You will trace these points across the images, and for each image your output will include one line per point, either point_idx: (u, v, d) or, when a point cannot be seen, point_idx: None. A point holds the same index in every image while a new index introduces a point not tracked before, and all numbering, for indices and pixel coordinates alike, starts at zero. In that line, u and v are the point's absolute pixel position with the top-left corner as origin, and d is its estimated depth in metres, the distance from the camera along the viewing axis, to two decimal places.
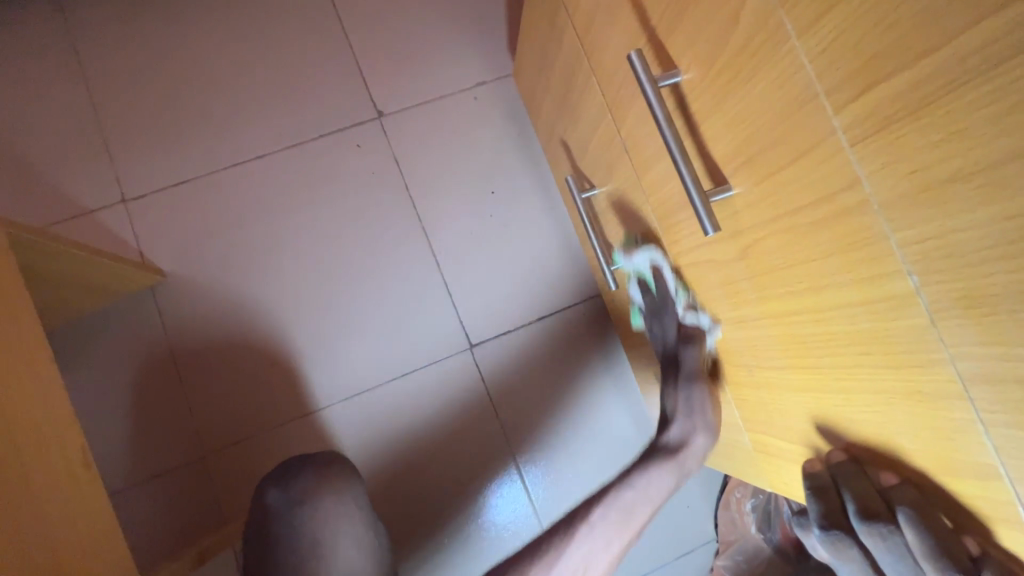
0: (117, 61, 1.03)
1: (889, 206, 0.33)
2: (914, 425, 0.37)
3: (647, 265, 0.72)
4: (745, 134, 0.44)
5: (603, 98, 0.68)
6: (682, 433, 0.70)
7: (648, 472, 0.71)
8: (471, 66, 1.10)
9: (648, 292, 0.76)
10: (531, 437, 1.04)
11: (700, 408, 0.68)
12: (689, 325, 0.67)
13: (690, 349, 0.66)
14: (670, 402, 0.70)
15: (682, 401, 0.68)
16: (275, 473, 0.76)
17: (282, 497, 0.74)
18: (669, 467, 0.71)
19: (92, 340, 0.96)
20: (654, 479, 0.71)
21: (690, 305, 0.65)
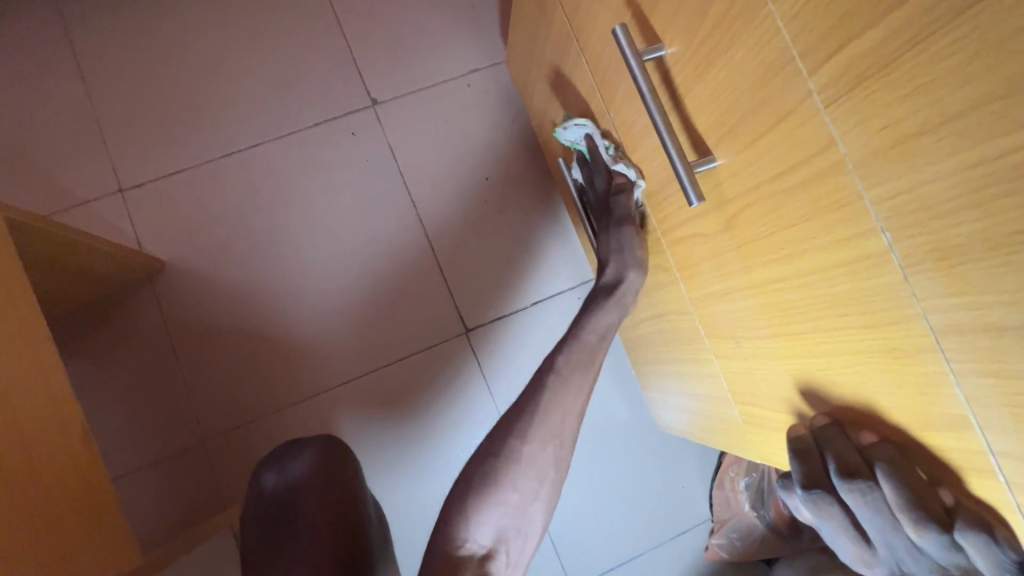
0: (112, 51, 1.04)
1: (863, 166, 0.34)
2: (891, 382, 0.38)
3: (581, 136, 0.75)
4: (727, 103, 0.45)
5: (592, 78, 0.69)
6: (616, 272, 0.74)
7: (594, 311, 0.75)
8: (463, 53, 1.10)
9: (582, 162, 0.78)
10: (505, 377, 1.05)
11: (631, 258, 0.72)
12: (618, 176, 0.71)
13: (620, 197, 0.70)
14: (603, 253, 0.75)
15: (614, 248, 0.72)
16: (273, 453, 0.78)
17: (280, 476, 0.76)
18: (610, 304, 0.75)
19: (91, 327, 0.97)
20: (602, 317, 0.75)
21: (617, 158, 0.69)
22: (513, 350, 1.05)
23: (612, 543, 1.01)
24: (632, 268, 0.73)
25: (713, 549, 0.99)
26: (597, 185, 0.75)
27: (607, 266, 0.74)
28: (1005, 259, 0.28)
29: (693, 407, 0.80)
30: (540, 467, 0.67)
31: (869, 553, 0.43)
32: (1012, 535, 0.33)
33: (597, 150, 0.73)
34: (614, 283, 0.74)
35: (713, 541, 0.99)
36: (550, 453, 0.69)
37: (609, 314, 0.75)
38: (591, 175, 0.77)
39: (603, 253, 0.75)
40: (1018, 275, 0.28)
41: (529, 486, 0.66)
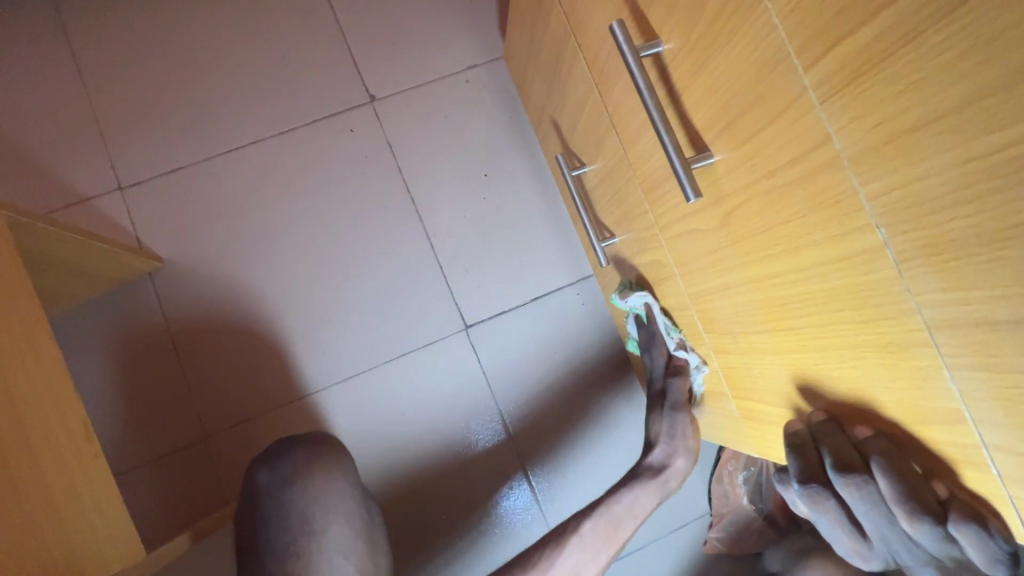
0: (111, 49, 1.04)
1: (857, 160, 0.34)
2: (886, 377, 0.38)
3: (642, 309, 0.80)
4: (724, 99, 0.45)
5: (590, 74, 0.69)
6: (664, 457, 0.79)
7: (634, 490, 0.79)
8: (462, 49, 1.10)
9: (643, 332, 0.83)
10: (545, 461, 1.05)
11: (679, 421, 0.78)
12: (680, 390, 0.76)
13: (680, 377, 0.75)
14: (657, 426, 0.81)
15: (666, 432, 0.79)
16: (265, 452, 0.76)
17: (272, 476, 0.74)
18: (652, 485, 0.79)
19: (91, 325, 0.97)
20: (639, 497, 0.79)
21: (681, 345, 0.73)
22: (554, 439, 1.05)
23: None
24: (682, 457, 0.80)
25: (711, 542, 0.99)
26: (654, 387, 0.81)
27: (652, 443, 0.81)
28: (998, 254, 0.28)
29: None
30: (577, 575, 0.76)
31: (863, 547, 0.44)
32: (1005, 526, 0.33)
33: (652, 317, 0.79)
34: (658, 468, 0.80)
35: (711, 534, 1.00)
36: (588, 562, 0.76)
37: (649, 492, 0.79)
38: (650, 370, 0.82)
39: (654, 433, 0.81)
40: (1008, 270, 0.28)
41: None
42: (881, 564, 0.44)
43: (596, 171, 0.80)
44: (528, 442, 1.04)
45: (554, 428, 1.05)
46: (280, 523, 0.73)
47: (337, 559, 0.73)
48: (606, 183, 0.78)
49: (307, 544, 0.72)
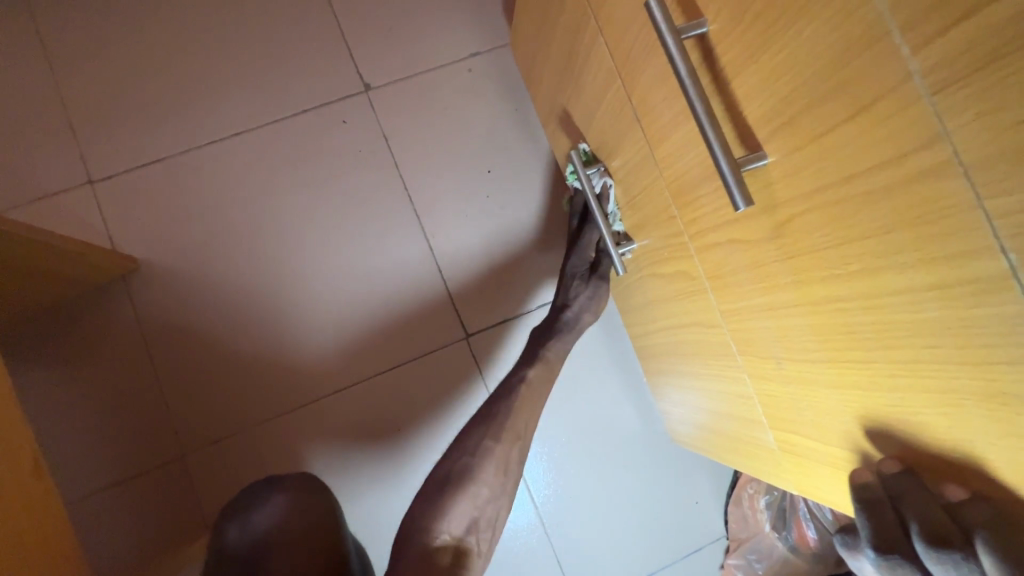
0: (80, 28, 0.95)
1: (981, 169, 0.27)
2: (992, 431, 0.32)
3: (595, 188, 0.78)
4: (788, 90, 0.37)
5: (612, 61, 0.61)
6: (576, 311, 0.85)
7: (558, 341, 0.84)
8: (465, 35, 1.02)
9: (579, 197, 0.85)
10: (507, 376, 0.98)
11: (597, 291, 0.85)
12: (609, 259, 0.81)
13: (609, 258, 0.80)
14: (575, 291, 0.85)
15: (585, 297, 0.85)
16: (233, 505, 0.74)
17: (243, 530, 0.71)
18: (569, 338, 0.85)
19: (58, 332, 0.89)
20: (562, 343, 0.85)
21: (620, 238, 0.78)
22: (517, 351, 0.98)
23: (619, 562, 0.95)
24: (589, 314, 0.86)
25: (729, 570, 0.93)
26: (584, 258, 0.86)
27: (573, 303, 0.85)
28: None
29: (715, 425, 0.73)
30: (505, 466, 0.74)
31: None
32: None
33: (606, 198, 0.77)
34: (572, 315, 0.85)
35: (728, 560, 0.93)
36: (515, 450, 0.76)
37: (568, 342, 0.85)
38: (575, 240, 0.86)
39: (573, 295, 0.85)
40: None
41: (489, 493, 0.71)
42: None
43: (614, 169, 0.72)
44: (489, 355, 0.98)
45: (518, 339, 0.98)
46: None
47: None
48: (626, 182, 0.70)
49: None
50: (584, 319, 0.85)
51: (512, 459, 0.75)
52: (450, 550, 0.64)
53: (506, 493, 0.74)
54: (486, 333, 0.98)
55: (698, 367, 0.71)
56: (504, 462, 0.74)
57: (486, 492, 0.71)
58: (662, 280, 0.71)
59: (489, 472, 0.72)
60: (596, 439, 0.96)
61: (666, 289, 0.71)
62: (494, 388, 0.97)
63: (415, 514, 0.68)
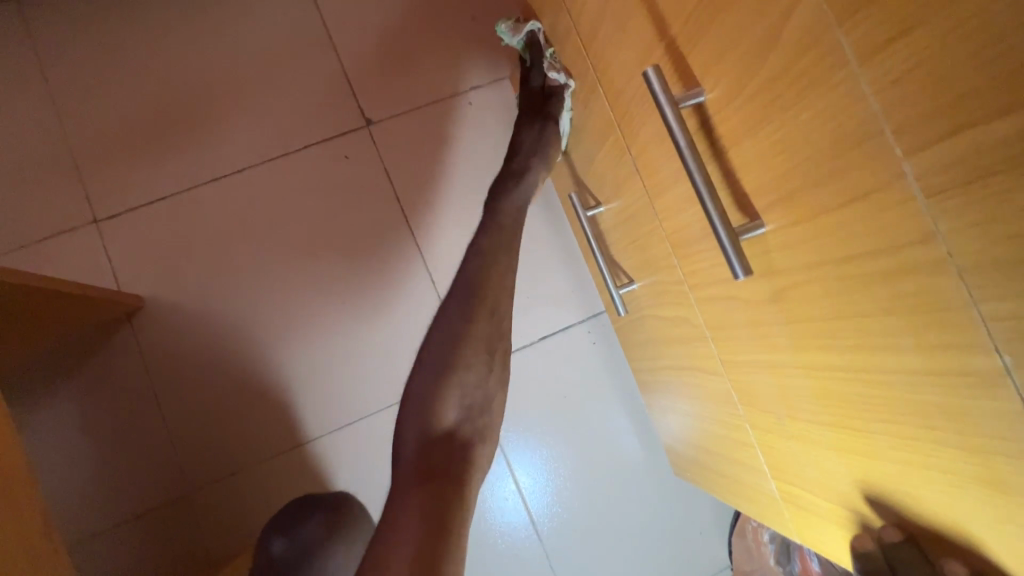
0: (85, 69, 0.96)
1: (976, 273, 0.28)
2: (990, 515, 0.32)
3: (522, 40, 0.75)
4: (785, 168, 0.38)
5: (610, 110, 0.62)
6: (525, 159, 0.77)
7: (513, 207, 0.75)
8: (465, 69, 1.03)
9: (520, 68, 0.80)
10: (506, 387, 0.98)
11: (549, 152, 0.77)
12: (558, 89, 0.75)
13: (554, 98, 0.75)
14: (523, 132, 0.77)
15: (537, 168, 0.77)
16: (281, 516, 0.75)
17: (289, 545, 0.74)
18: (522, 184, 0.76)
19: (67, 368, 0.90)
20: (512, 194, 0.75)
21: (554, 67, 0.72)
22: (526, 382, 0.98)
23: None
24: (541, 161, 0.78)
25: None
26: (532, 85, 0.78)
27: (526, 170, 0.76)
28: None
29: (717, 465, 0.73)
30: (489, 345, 0.66)
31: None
32: None
33: (539, 48, 0.74)
34: (524, 166, 0.76)
35: None
36: (488, 363, 0.66)
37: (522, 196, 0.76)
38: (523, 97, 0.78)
39: (523, 141, 0.77)
40: None
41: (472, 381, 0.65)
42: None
43: (613, 210, 0.73)
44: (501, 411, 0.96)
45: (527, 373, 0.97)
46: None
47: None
48: (626, 225, 0.71)
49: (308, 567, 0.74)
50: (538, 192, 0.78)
51: (497, 336, 0.67)
52: (449, 438, 0.62)
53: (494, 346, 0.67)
54: None
55: (700, 409, 0.71)
56: (490, 338, 0.67)
57: (478, 357, 0.65)
58: (663, 321, 0.72)
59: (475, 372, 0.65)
60: (600, 470, 0.96)
61: (667, 331, 0.71)
62: None
63: (415, 392, 0.63)
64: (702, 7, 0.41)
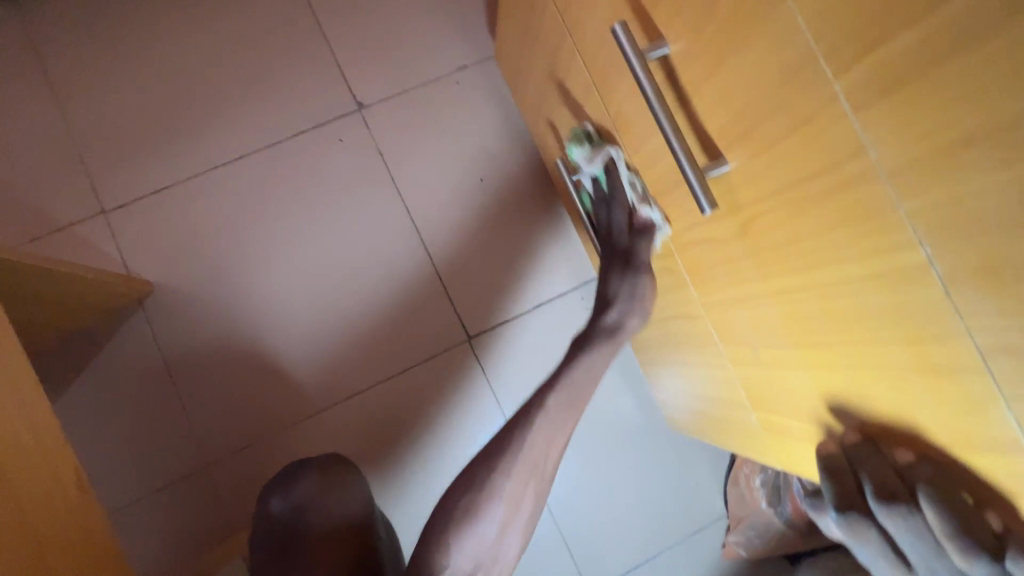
0: (85, 67, 0.99)
1: (898, 176, 0.31)
2: (930, 401, 0.36)
3: (600, 166, 0.70)
4: (741, 105, 0.42)
5: (589, 75, 0.65)
6: (618, 316, 0.74)
7: (590, 354, 0.74)
8: (451, 51, 1.06)
9: (595, 185, 0.74)
10: (505, 355, 1.03)
11: (643, 293, 0.72)
12: (642, 216, 0.68)
13: (642, 236, 0.69)
14: (612, 287, 0.74)
15: (625, 294, 0.73)
16: (275, 479, 0.75)
17: (285, 500, 0.73)
18: (609, 347, 0.74)
19: (86, 354, 0.94)
20: (597, 358, 0.74)
21: (643, 199, 0.66)
22: (526, 348, 1.03)
23: (626, 543, 1.00)
24: (636, 313, 0.74)
25: (731, 546, 0.96)
26: (618, 239, 0.73)
27: (612, 304, 0.74)
28: None
29: (706, 408, 0.77)
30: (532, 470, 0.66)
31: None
32: None
33: (616, 174, 0.69)
34: (615, 325, 0.74)
35: (729, 538, 0.97)
36: (531, 469, 0.66)
37: (607, 354, 0.75)
38: (608, 203, 0.73)
39: (613, 292, 0.74)
40: None
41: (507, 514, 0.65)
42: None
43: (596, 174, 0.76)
44: (501, 378, 1.02)
45: (526, 339, 1.04)
46: (287, 558, 0.68)
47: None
48: None
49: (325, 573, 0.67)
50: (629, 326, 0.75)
51: (545, 460, 0.68)
52: None
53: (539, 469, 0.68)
54: (493, 352, 1.03)
55: (686, 355, 0.75)
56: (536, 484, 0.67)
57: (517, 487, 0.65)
58: None
59: (546, 438, 0.68)
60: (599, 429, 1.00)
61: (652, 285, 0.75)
62: (492, 367, 1.03)
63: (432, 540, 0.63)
64: None
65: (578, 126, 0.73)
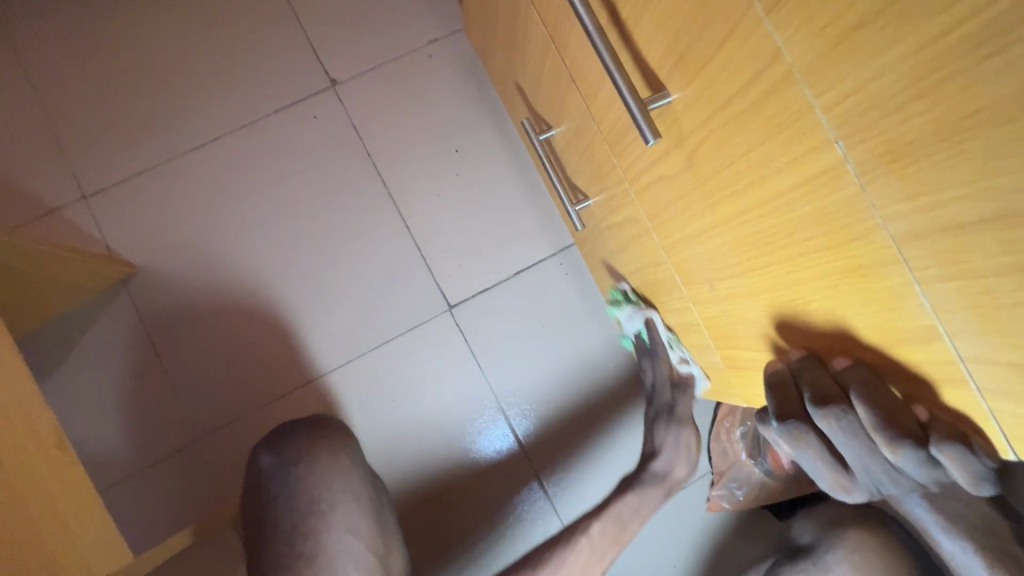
0: (60, 55, 1.00)
1: (809, 71, 0.32)
2: (862, 304, 0.36)
3: (641, 322, 0.81)
4: (675, 29, 0.42)
5: (545, 28, 0.65)
6: (665, 464, 0.84)
7: (639, 492, 0.83)
8: (422, 24, 1.06)
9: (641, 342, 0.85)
10: (486, 323, 1.02)
11: (680, 431, 0.83)
12: (681, 374, 0.78)
13: (681, 391, 0.80)
14: (658, 438, 0.84)
15: (671, 445, 0.83)
16: (269, 436, 0.74)
17: (275, 460, 0.72)
18: (655, 492, 0.83)
19: (74, 336, 0.96)
20: (646, 500, 0.83)
21: (683, 358, 0.75)
22: (508, 315, 1.03)
23: None
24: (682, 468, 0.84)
25: (715, 500, 0.97)
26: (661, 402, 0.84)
27: (659, 455, 0.84)
28: (957, 148, 0.26)
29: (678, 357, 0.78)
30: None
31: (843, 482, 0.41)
32: (990, 445, 0.31)
33: (655, 331, 0.79)
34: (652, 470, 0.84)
35: (714, 493, 0.97)
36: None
37: (654, 498, 0.83)
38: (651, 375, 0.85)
39: (658, 445, 0.84)
40: (969, 163, 0.26)
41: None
42: (865, 495, 0.41)
43: (562, 133, 0.77)
44: (523, 413, 1.01)
45: (508, 307, 1.03)
46: (268, 514, 0.69)
47: (340, 552, 0.69)
48: (575, 144, 0.74)
49: (315, 526, 0.69)
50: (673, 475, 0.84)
51: None
52: None
53: None
54: (474, 321, 1.02)
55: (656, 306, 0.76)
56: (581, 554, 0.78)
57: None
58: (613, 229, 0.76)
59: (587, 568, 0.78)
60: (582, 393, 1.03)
61: (618, 238, 0.75)
62: (474, 336, 1.02)
63: None
64: None
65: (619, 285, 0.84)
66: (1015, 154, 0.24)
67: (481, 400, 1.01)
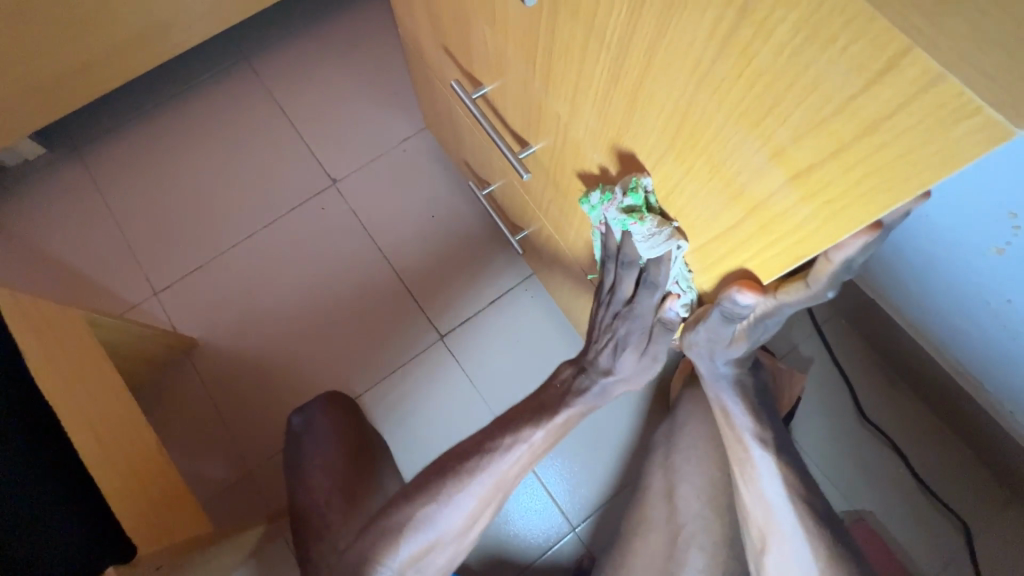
0: (134, 193, 1.35)
1: (568, 123, 0.58)
2: None
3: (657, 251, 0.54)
4: (519, 109, 0.69)
5: (465, 119, 0.94)
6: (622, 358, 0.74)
7: (577, 404, 0.79)
8: (396, 127, 1.39)
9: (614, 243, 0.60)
10: (472, 345, 1.25)
11: (646, 364, 0.75)
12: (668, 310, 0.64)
13: (662, 328, 0.67)
14: (616, 356, 0.74)
15: (630, 366, 0.75)
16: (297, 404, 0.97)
17: (304, 418, 0.95)
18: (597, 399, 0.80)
19: (153, 399, 1.22)
20: (589, 406, 0.81)
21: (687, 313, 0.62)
22: (490, 339, 1.26)
23: (595, 483, 1.13)
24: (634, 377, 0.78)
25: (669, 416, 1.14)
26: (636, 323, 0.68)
27: (611, 373, 0.76)
28: (618, 150, 0.51)
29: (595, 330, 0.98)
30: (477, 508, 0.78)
31: (729, 352, 0.68)
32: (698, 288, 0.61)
33: (665, 265, 0.57)
34: (603, 384, 0.78)
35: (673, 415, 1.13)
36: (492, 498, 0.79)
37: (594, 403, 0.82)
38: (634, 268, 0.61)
39: (614, 364, 0.75)
40: (624, 155, 0.51)
41: (486, 489, 0.77)
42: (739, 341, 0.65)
43: (496, 185, 1.04)
44: (489, 385, 1.24)
45: (488, 331, 1.26)
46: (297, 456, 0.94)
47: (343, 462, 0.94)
48: (504, 191, 1.01)
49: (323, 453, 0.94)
50: (635, 371, 0.76)
51: (507, 482, 0.79)
52: None
53: (501, 480, 0.78)
54: (462, 343, 1.26)
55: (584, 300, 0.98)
56: (499, 469, 0.77)
57: (483, 486, 0.77)
58: (543, 247, 1.00)
59: (514, 460, 0.78)
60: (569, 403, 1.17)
61: (548, 253, 1.00)
62: (462, 357, 1.25)
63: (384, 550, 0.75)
64: (461, 47, 0.73)
65: (634, 182, 0.50)
66: (630, 147, 0.49)
67: (477, 411, 1.22)
